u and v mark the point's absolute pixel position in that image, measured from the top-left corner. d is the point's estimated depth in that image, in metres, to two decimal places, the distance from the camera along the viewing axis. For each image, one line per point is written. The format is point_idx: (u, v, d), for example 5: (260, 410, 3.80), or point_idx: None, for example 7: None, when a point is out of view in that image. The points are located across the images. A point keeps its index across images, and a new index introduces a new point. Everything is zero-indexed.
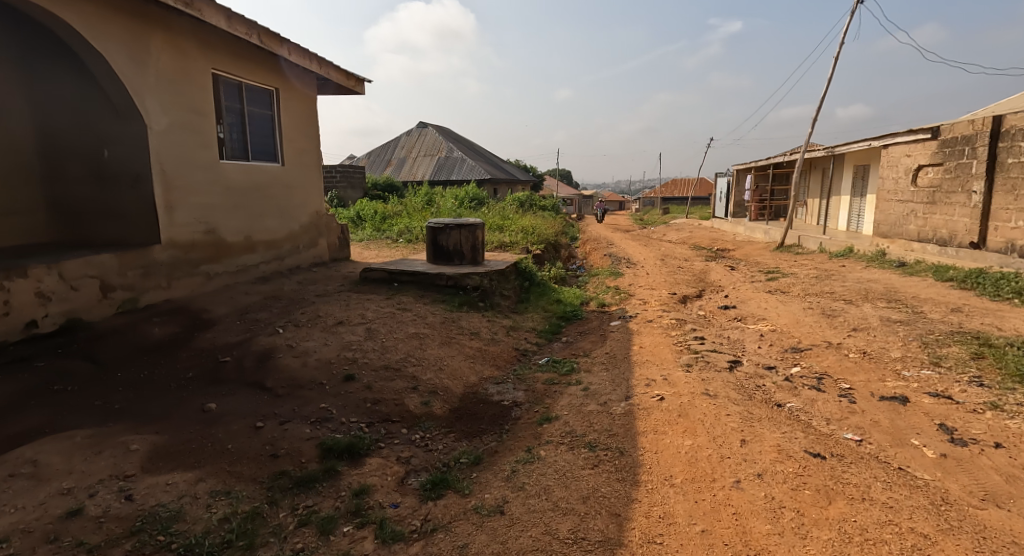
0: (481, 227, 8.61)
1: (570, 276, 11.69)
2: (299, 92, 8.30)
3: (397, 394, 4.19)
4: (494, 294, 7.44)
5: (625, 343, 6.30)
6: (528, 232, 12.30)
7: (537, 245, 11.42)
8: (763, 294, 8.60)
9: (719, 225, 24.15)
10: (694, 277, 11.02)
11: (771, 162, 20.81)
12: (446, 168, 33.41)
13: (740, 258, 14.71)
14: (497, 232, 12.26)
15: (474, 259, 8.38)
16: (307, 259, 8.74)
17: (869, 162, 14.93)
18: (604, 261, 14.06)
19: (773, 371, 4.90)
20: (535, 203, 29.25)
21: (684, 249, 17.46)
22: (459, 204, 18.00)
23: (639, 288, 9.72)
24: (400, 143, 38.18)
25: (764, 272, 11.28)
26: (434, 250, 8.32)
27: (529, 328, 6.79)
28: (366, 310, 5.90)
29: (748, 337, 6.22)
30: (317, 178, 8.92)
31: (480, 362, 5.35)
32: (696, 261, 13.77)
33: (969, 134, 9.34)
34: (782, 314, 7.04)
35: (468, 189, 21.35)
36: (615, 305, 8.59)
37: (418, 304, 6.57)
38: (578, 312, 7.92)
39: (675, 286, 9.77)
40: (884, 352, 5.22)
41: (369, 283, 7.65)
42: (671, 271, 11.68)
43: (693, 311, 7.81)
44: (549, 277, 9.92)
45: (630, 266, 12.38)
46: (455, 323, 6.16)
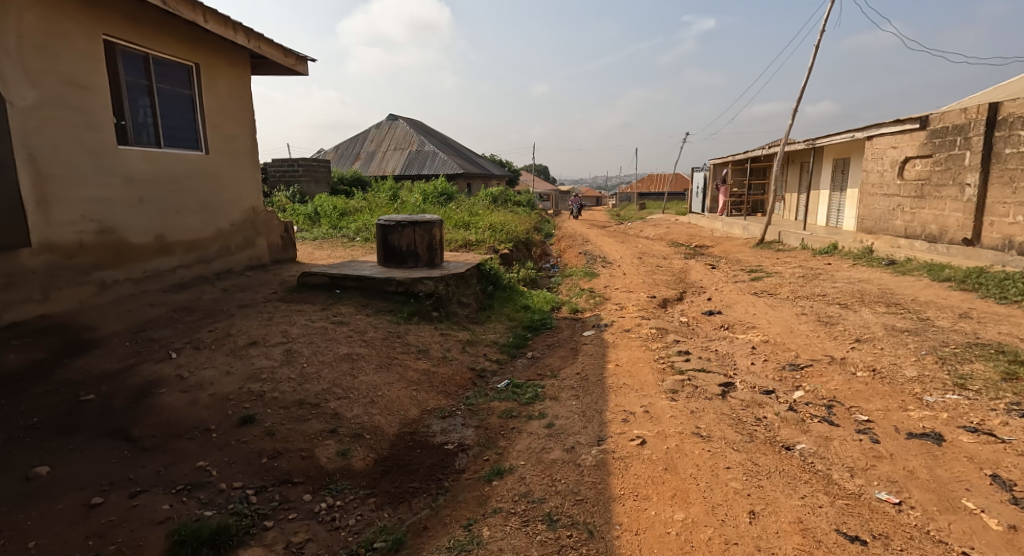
0: (439, 224, 7.67)
1: (543, 277, 10.82)
2: (225, 69, 7.25)
3: (307, 441, 3.26)
4: (452, 302, 6.52)
5: (598, 359, 5.46)
6: (496, 229, 11.38)
7: (505, 243, 10.52)
8: (748, 298, 7.86)
9: (697, 220, 23.61)
10: (673, 277, 10.26)
11: (749, 155, 20.25)
12: (417, 162, 32.22)
13: (720, 256, 14.06)
14: (463, 229, 11.30)
15: (430, 261, 7.46)
16: (240, 262, 7.75)
17: (850, 156, 14.37)
18: (578, 260, 13.24)
19: (773, 397, 4.10)
20: (509, 199, 28.36)
21: (662, 246, 16.81)
22: (425, 199, 16.95)
23: (614, 291, 8.88)
24: (369, 136, 36.78)
25: (747, 271, 10.62)
26: (385, 251, 7.37)
27: (490, 342, 5.90)
28: (291, 326, 4.93)
29: (738, 351, 5.43)
30: (251, 170, 7.90)
31: (425, 389, 4.45)
32: (675, 259, 13.05)
33: (960, 123, 8.70)
34: (772, 322, 6.28)
35: (437, 184, 20.33)
36: (588, 311, 7.75)
37: (359, 316, 5.62)
38: (547, 320, 7.06)
39: (653, 289, 8.98)
40: (897, 371, 4.47)
41: (308, 290, 6.66)
42: (648, 270, 10.91)
43: (675, 319, 7.01)
44: (518, 280, 9.04)
45: (606, 265, 11.58)
46: (401, 340, 5.23)
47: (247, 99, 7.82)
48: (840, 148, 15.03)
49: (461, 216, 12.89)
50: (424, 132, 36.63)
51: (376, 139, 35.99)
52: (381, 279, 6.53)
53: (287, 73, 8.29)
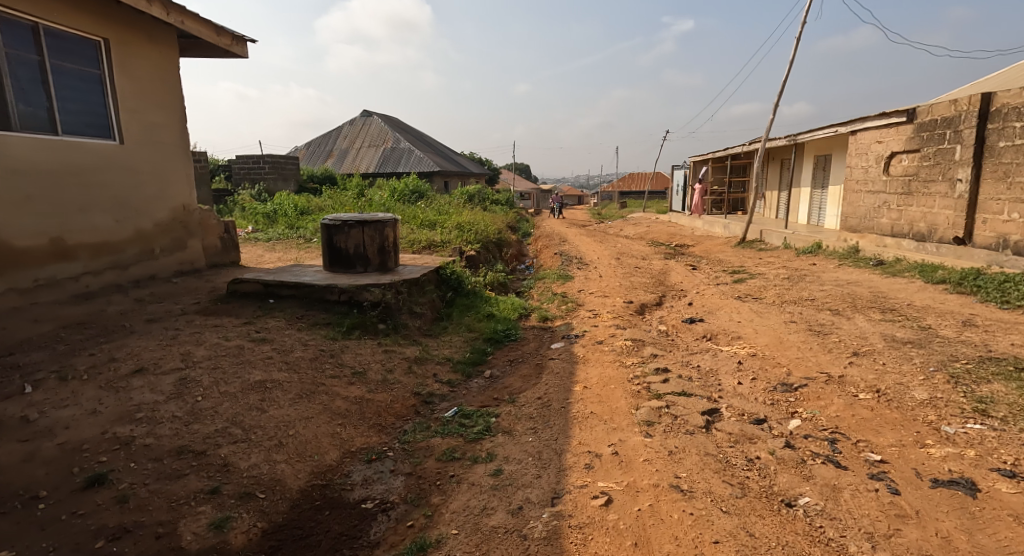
0: (393, 222, 6.88)
1: (514, 281, 10.10)
2: (144, 48, 6.51)
3: (171, 510, 2.50)
4: (402, 312, 5.75)
5: (564, 379, 4.76)
6: (464, 229, 10.62)
7: (473, 244, 9.78)
8: (730, 303, 7.24)
9: (677, 219, 23.16)
10: (652, 280, 9.62)
11: (729, 152, 19.80)
12: (392, 159, 31.27)
13: (701, 256, 13.52)
14: (429, 229, 10.52)
15: (381, 265, 6.70)
16: (168, 267, 6.98)
17: (832, 152, 13.93)
18: (554, 261, 12.56)
19: (766, 430, 3.45)
20: (486, 197, 27.60)
21: (641, 245, 16.24)
22: (394, 198, 16.10)
23: (588, 296, 8.20)
24: (342, 133, 35.68)
25: (729, 273, 10.06)
26: (331, 254, 6.61)
27: (443, 359, 5.17)
28: (198, 347, 4.14)
29: (723, 367, 4.77)
30: (181, 165, 7.16)
31: (352, 423, 3.70)
32: (654, 260, 12.45)
33: (950, 115, 8.21)
34: (759, 332, 5.65)
35: (409, 182, 19.51)
36: (559, 319, 7.05)
37: (287, 332, 4.83)
38: (513, 331, 6.33)
39: (630, 293, 8.32)
40: (905, 393, 3.85)
41: (238, 300, 5.83)
42: (626, 272, 10.27)
43: (652, 328, 6.35)
44: (484, 285, 8.29)
45: (581, 267, 10.90)
46: (332, 361, 4.46)
47: (175, 86, 7.10)
48: (821, 144, 14.59)
49: (428, 215, 12.09)
50: (400, 128, 35.67)
51: (349, 137, 34.91)
52: (321, 287, 5.74)
53: (222, 55, 7.48)
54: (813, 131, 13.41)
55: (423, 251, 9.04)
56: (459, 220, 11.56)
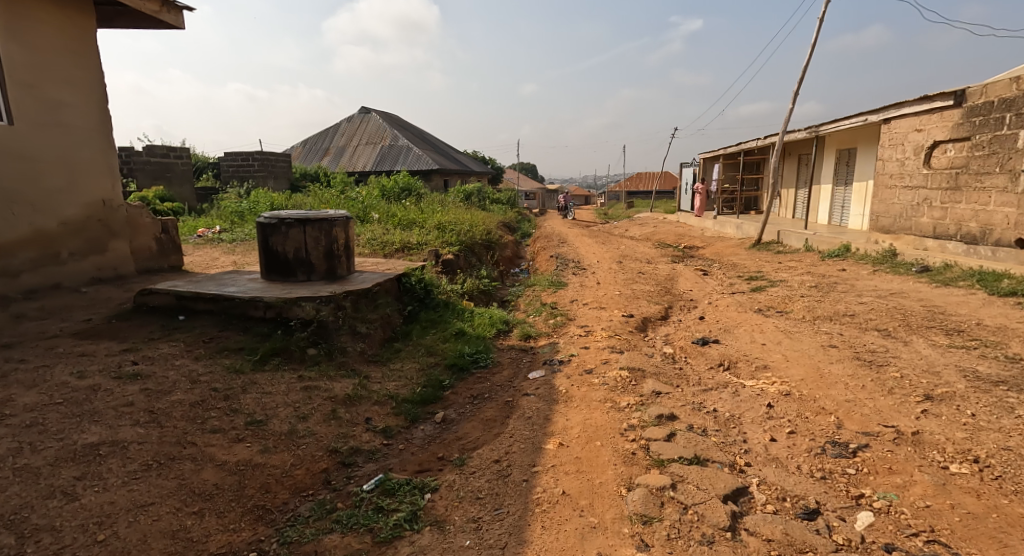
0: (345, 221, 5.77)
1: (501, 287, 8.96)
2: (46, 12, 5.59)
3: None
4: (344, 333, 4.63)
5: (536, 427, 3.60)
6: (446, 229, 9.51)
7: (454, 246, 8.64)
8: (750, 318, 6.06)
9: (686, 220, 21.91)
10: (658, 288, 8.44)
11: (743, 148, 18.53)
12: (390, 157, 30.25)
13: (712, 259, 12.32)
14: (406, 230, 9.42)
15: (327, 271, 5.61)
16: (80, 273, 5.96)
17: (858, 145, 12.67)
18: (550, 265, 11.41)
19: (821, 533, 2.28)
20: (486, 196, 26.49)
21: (647, 247, 15.05)
22: (380, 196, 14.98)
23: (582, 308, 7.03)
24: (340, 130, 34.69)
25: (745, 280, 8.88)
26: (264, 258, 5.51)
27: (385, 395, 4.03)
28: (28, 391, 3.04)
29: (747, 412, 3.60)
30: (100, 152, 6.21)
31: (216, 506, 2.58)
32: (660, 264, 11.28)
33: (1011, 96, 6.98)
34: (791, 359, 4.46)
35: (401, 179, 18.43)
36: (544, 337, 5.90)
37: (176, 364, 3.72)
38: (484, 353, 5.19)
39: (631, 304, 7.15)
40: (1018, 466, 2.66)
41: (142, 317, 4.75)
42: (628, 278, 9.11)
43: (656, 350, 5.18)
44: (462, 294, 7.16)
45: (578, 271, 9.74)
46: (222, 406, 3.34)
47: (93, 61, 6.20)
48: (845, 137, 13.34)
49: (410, 213, 10.97)
50: (399, 125, 34.68)
51: (347, 134, 33.93)
52: (242, 301, 4.65)
53: (153, 24, 6.52)
54: (838, 122, 12.16)
55: (395, 255, 7.95)
56: (443, 219, 10.44)
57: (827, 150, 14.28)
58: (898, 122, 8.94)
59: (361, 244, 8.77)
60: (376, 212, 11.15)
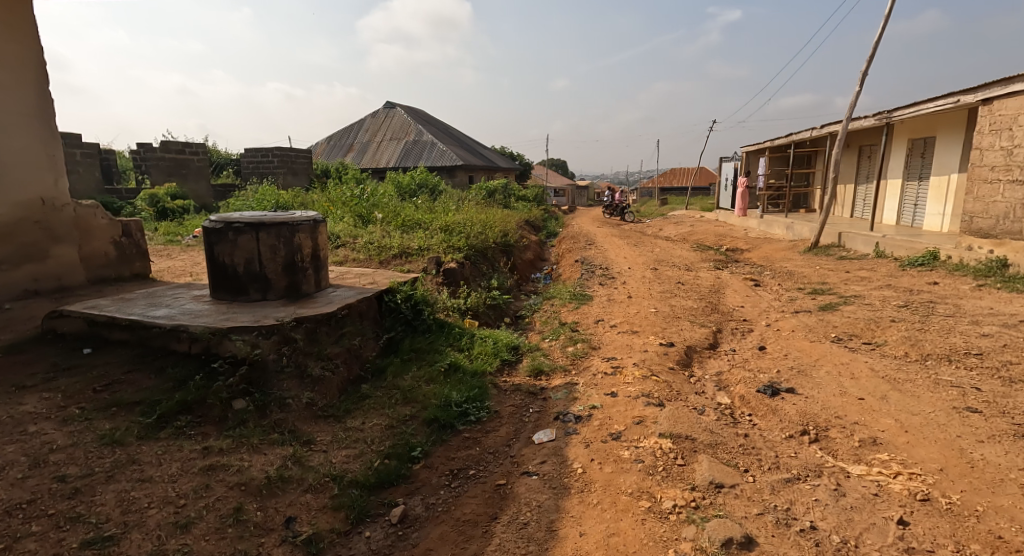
0: (313, 225, 4.65)
1: (514, 300, 7.76)
2: None
3: None
4: (289, 375, 3.48)
5: (535, 547, 2.38)
6: (454, 232, 8.38)
7: (461, 252, 7.48)
8: (828, 350, 4.67)
9: (726, 219, 20.23)
10: (701, 303, 7.08)
11: (793, 139, 16.85)
12: (414, 153, 29.37)
13: (762, 266, 10.80)
14: (410, 232, 8.33)
15: (287, 286, 4.51)
16: (9, 285, 5.02)
17: (938, 133, 11.17)
18: (574, 272, 10.14)
19: None
20: (512, 194, 25.30)
21: (685, 251, 13.57)
22: (394, 193, 13.93)
23: (609, 331, 5.77)
24: (365, 126, 34.04)
25: (807, 295, 7.42)
26: (211, 269, 4.43)
27: (326, 474, 2.86)
28: None
29: (865, 536, 2.28)
30: (39, 141, 5.29)
31: None
32: (701, 271, 9.86)
33: None
34: (908, 430, 3.11)
35: (419, 176, 17.40)
36: (559, 375, 4.66)
37: (28, 432, 2.62)
38: (478, 399, 4.00)
39: (670, 327, 5.84)
40: None
41: (41, 347, 3.70)
42: (665, 290, 7.78)
43: (708, 402, 3.87)
44: (463, 313, 6.01)
45: (607, 281, 8.45)
46: (59, 512, 2.21)
47: (33, 36, 5.28)
48: (921, 125, 11.85)
49: (419, 213, 9.86)
50: (424, 121, 33.83)
51: (372, 130, 33.19)
52: (161, 332, 3.56)
53: None
54: (922, 103, 10.63)
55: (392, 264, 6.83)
56: (453, 219, 9.31)
57: (897, 140, 12.73)
58: (1004, 103, 7.31)
59: (357, 250, 7.81)
60: (382, 211, 10.11)
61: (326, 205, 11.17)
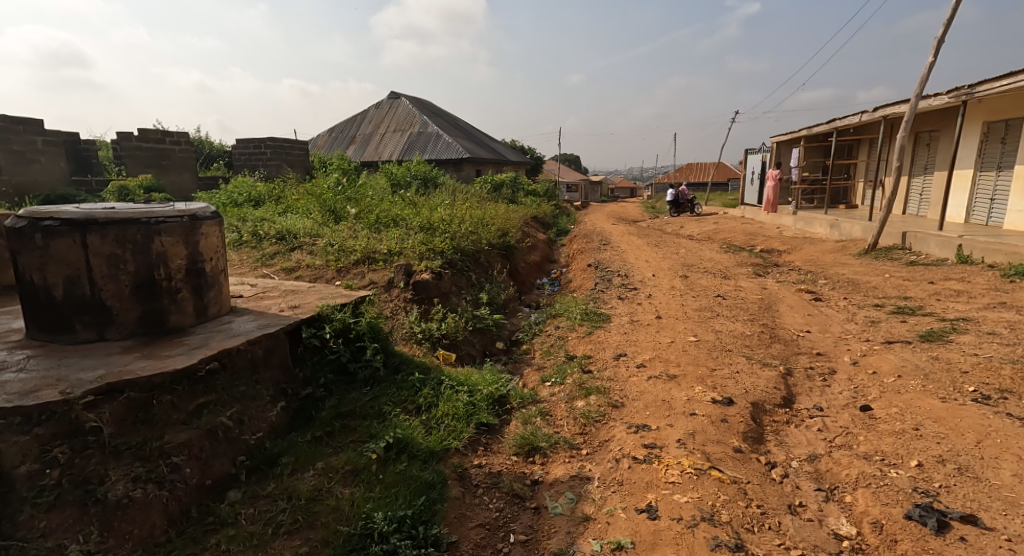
0: (188, 225, 2.96)
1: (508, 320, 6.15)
2: None
3: None
4: (56, 502, 1.86)
5: None
6: (437, 232, 6.76)
7: (442, 260, 5.91)
8: (986, 427, 2.99)
9: (754, 217, 18.47)
10: (754, 327, 5.40)
11: (834, 126, 14.99)
12: (418, 144, 27.85)
13: (809, 274, 9.11)
14: (382, 231, 6.73)
15: (141, 323, 2.83)
16: None
17: None
18: (587, 279, 8.53)
19: None
20: (520, 189, 23.75)
21: (713, 252, 11.86)
22: (384, 185, 12.41)
23: (635, 373, 4.11)
24: (368, 117, 32.60)
25: (890, 318, 5.76)
26: (21, 293, 2.78)
27: None
28: None
29: None
30: None
31: None
32: (741, 280, 8.20)
33: None
34: None
35: (417, 167, 15.86)
36: (560, 462, 2.98)
37: None
38: (424, 520, 2.36)
39: (723, 370, 4.18)
40: None
41: None
42: (703, 306, 6.14)
43: (820, 538, 2.22)
44: (434, 344, 4.55)
45: (628, 293, 6.78)
46: None
47: None
48: (1002, 105, 10.50)
49: (401, 208, 8.22)
50: (430, 112, 32.33)
51: (376, 121, 31.64)
52: None
53: None
54: (1017, 78, 9.19)
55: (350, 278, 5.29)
56: (438, 215, 7.66)
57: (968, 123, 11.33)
58: None
59: (314, 253, 6.24)
60: (357, 205, 8.48)
61: (298, 198, 9.56)
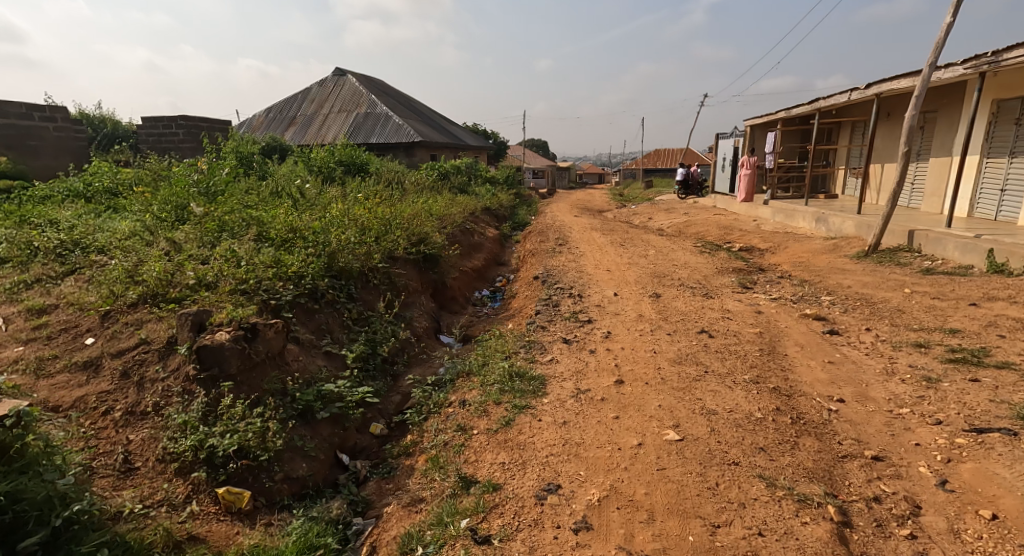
0: None
1: (393, 386, 4.13)
2: None
3: None
4: None
5: None
6: (298, 245, 4.63)
7: (284, 302, 3.85)
8: None
9: (728, 208, 16.87)
10: (763, 401, 3.51)
11: (817, 107, 13.32)
12: (364, 126, 25.19)
13: (807, 287, 7.38)
14: (214, 243, 4.53)
15: None
16: None
17: None
18: (530, 299, 6.56)
19: None
20: (475, 176, 21.54)
21: (688, 253, 10.06)
22: (293, 174, 10.08)
23: (568, 550, 2.17)
24: (310, 96, 29.63)
25: (951, 374, 3.95)
26: None
27: None
28: None
29: None
30: None
31: None
32: (726, 299, 6.37)
33: None
34: None
35: (346, 151, 13.51)
36: None
37: None
38: None
39: (731, 529, 2.27)
40: None
41: None
42: (683, 357, 4.23)
43: None
44: (217, 471, 2.56)
45: (578, 330, 4.84)
46: None
47: None
48: (1015, 81, 8.96)
49: (273, 207, 5.97)
50: (379, 92, 29.64)
51: (319, 100, 28.72)
52: None
53: None
54: None
55: (110, 338, 3.20)
56: (316, 217, 5.43)
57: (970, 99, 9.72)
58: None
59: (91, 280, 4.03)
60: (215, 201, 6.16)
61: (154, 189, 7.21)
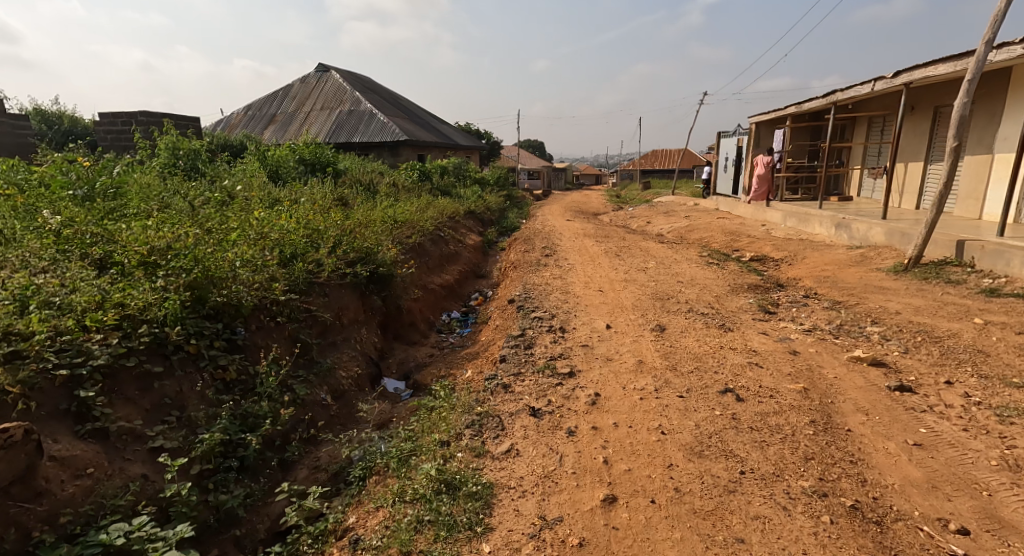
0: None
1: (270, 491, 2.78)
2: None
3: None
4: None
5: None
6: (152, 271, 3.23)
7: (84, 369, 2.45)
8: None
9: (734, 210, 15.54)
10: (842, 544, 2.17)
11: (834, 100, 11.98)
12: (346, 125, 23.75)
13: (843, 311, 6.02)
14: (29, 263, 3.10)
15: None
16: None
17: None
18: (500, 332, 5.19)
19: None
20: (463, 177, 20.14)
21: (694, 266, 8.70)
22: (236, 174, 8.69)
23: None
24: (292, 93, 28.16)
25: None
26: None
27: None
28: None
29: None
30: None
31: None
32: (749, 332, 5.01)
33: None
34: None
35: (311, 148, 12.09)
36: None
37: None
38: None
39: None
40: None
41: None
42: (705, 443, 2.88)
43: None
44: None
45: (553, 392, 3.48)
46: None
47: None
48: None
49: (161, 212, 4.56)
50: (365, 89, 28.22)
51: (301, 98, 27.26)
52: None
53: None
54: None
55: None
56: (205, 228, 4.03)
57: (1015, 88, 8.45)
58: None
59: None
60: (91, 199, 4.73)
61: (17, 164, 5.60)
